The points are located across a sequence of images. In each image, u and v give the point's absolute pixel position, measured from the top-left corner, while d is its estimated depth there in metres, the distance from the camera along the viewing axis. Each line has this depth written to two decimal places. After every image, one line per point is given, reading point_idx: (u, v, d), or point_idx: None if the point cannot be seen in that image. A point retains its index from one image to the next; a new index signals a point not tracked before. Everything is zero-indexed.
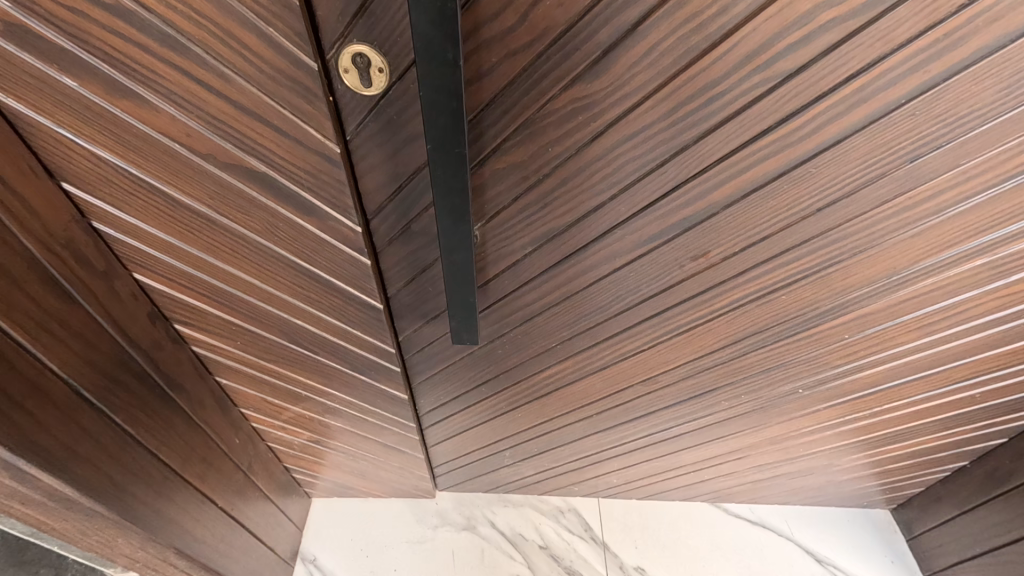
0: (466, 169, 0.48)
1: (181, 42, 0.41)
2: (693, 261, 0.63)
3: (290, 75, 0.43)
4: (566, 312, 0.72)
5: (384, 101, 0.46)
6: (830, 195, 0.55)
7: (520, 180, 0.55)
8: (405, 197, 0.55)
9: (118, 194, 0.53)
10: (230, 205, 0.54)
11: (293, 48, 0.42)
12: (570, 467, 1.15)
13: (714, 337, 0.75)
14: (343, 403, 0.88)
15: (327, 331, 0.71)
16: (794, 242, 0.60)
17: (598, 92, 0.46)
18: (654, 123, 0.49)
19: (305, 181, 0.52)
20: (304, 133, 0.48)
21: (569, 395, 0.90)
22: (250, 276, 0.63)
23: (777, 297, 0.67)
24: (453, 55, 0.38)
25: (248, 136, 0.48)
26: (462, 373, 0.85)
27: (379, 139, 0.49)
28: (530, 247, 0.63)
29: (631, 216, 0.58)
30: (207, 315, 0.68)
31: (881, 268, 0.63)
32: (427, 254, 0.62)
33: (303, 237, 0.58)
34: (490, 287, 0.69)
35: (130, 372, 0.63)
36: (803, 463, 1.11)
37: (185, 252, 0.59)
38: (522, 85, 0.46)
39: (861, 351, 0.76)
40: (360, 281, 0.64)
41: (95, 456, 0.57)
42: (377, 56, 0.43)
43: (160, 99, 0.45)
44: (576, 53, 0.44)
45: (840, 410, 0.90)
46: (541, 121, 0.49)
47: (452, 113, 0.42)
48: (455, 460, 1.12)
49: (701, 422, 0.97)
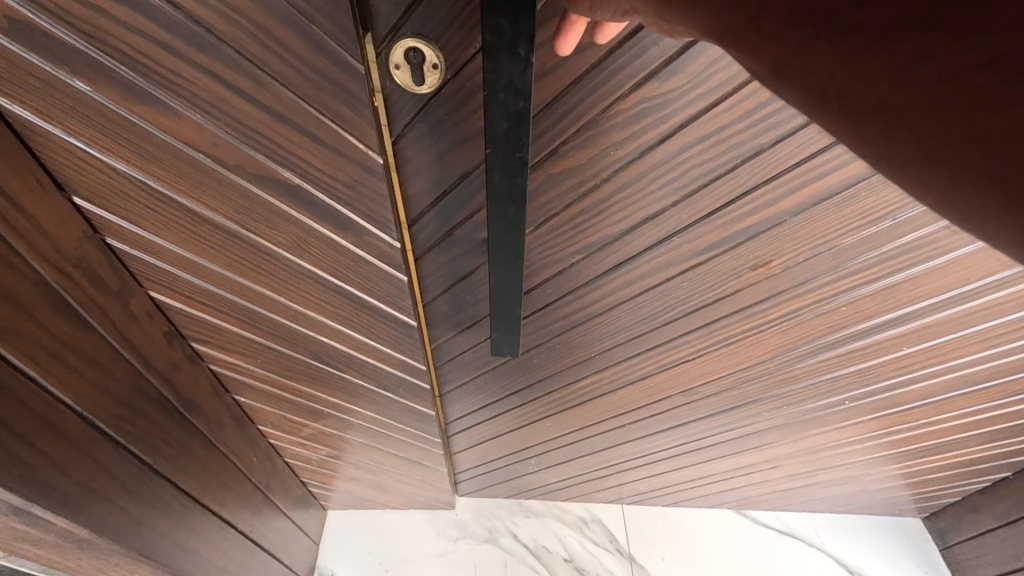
0: (523, 174, 0.43)
1: (211, 42, 0.36)
2: (752, 271, 0.59)
3: (331, 78, 0.39)
4: (608, 323, 0.68)
5: (435, 101, 0.42)
6: (910, 201, 0.51)
7: (575, 185, 0.51)
8: (450, 202, 0.51)
9: (134, 207, 0.48)
10: (258, 220, 0.50)
11: (338, 48, 0.37)
12: (597, 474, 1.12)
13: (763, 347, 0.71)
14: (366, 420, 0.83)
15: (355, 349, 0.67)
16: (861, 251, 0.57)
17: (672, 90, 0.42)
18: (729, 124, 0.45)
19: (343, 195, 0.47)
20: (345, 142, 0.43)
21: (604, 407, 0.86)
22: (274, 292, 0.58)
23: (835, 308, 0.64)
24: (525, 51, 0.34)
25: (281, 146, 0.43)
26: (493, 383, 0.81)
27: (427, 142, 0.45)
28: (578, 256, 0.58)
29: (691, 224, 0.54)
30: (227, 333, 0.64)
31: (953, 281, 0.61)
32: (467, 262, 0.58)
33: (336, 253, 0.53)
34: (532, 295, 0.65)
35: (146, 398, 0.58)
36: (835, 470, 1.08)
37: (206, 269, 0.55)
38: (586, 84, 0.42)
39: (917, 362, 0.76)
40: (394, 298, 0.59)
41: (113, 492, 0.53)
42: (432, 51, 0.39)
43: (184, 105, 0.40)
44: (652, 49, 0.40)
45: (882, 422, 0.91)
46: (604, 124, 0.45)
47: (517, 114, 0.38)
48: (478, 467, 1.09)
49: (736, 432, 0.93)
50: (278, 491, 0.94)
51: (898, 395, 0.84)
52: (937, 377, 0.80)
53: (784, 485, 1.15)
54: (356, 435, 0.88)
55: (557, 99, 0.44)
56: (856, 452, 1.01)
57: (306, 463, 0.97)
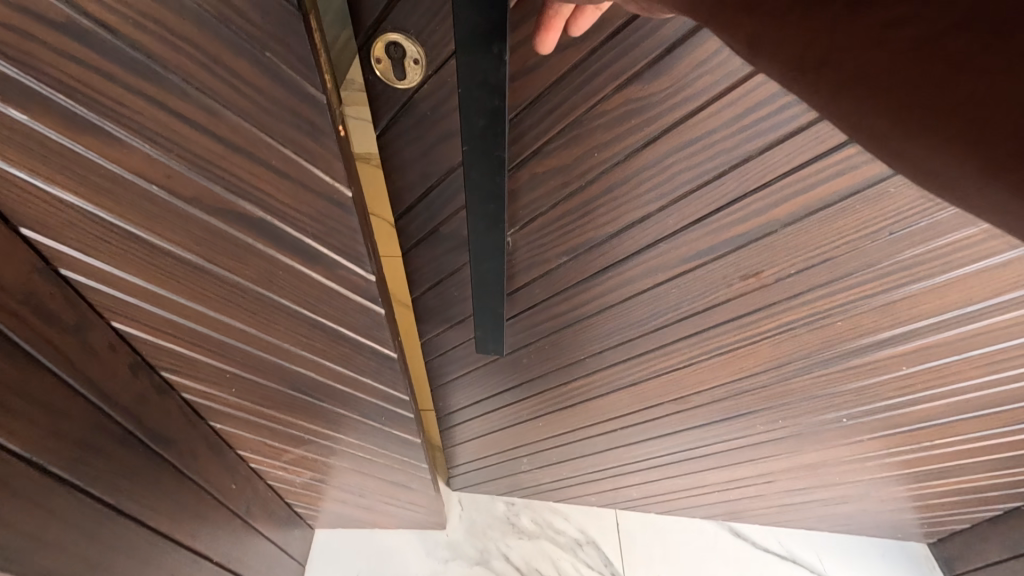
0: (502, 169, 0.50)
1: (157, 70, 0.33)
2: (742, 281, 0.62)
3: (292, 109, 0.35)
4: (597, 325, 0.73)
5: (417, 94, 0.50)
6: (905, 217, 0.53)
7: (561, 184, 0.57)
8: (433, 199, 0.62)
9: (89, 240, 0.45)
10: (222, 253, 0.46)
11: (298, 79, 0.34)
12: (588, 479, 1.13)
13: (758, 358, 0.73)
14: (351, 446, 0.80)
15: (334, 380, 0.64)
16: (854, 268, 0.59)
17: (655, 93, 0.47)
18: (714, 129, 0.49)
19: (311, 229, 0.44)
20: (310, 176, 0.40)
21: (593, 410, 0.91)
22: (245, 324, 0.54)
23: (832, 323, 0.66)
24: (498, 48, 0.39)
25: (241, 178, 0.40)
26: (492, 374, 0.89)
27: (409, 136, 0.54)
28: (565, 256, 0.65)
29: (680, 228, 0.58)
30: (197, 363, 0.60)
31: (950, 301, 0.61)
32: (451, 257, 0.69)
33: (308, 287, 0.49)
34: (518, 295, 0.72)
35: (108, 435, 0.55)
36: (835, 490, 1.06)
37: (171, 301, 0.52)
38: (570, 81, 0.48)
39: (917, 385, 0.75)
40: (372, 330, 0.55)
41: (66, 539, 0.49)
42: (412, 47, 0.46)
43: (133, 136, 0.37)
44: (634, 51, 0.45)
45: (886, 442, 0.88)
46: (590, 123, 0.51)
47: (493, 111, 0.44)
48: (473, 461, 1.16)
49: (731, 442, 0.93)
50: (260, 516, 0.90)
51: (900, 417, 0.82)
52: (938, 403, 0.79)
53: (780, 501, 1.13)
54: (340, 462, 0.85)
55: (539, 98, 0.50)
56: (857, 473, 0.98)
57: (290, 486, 0.94)
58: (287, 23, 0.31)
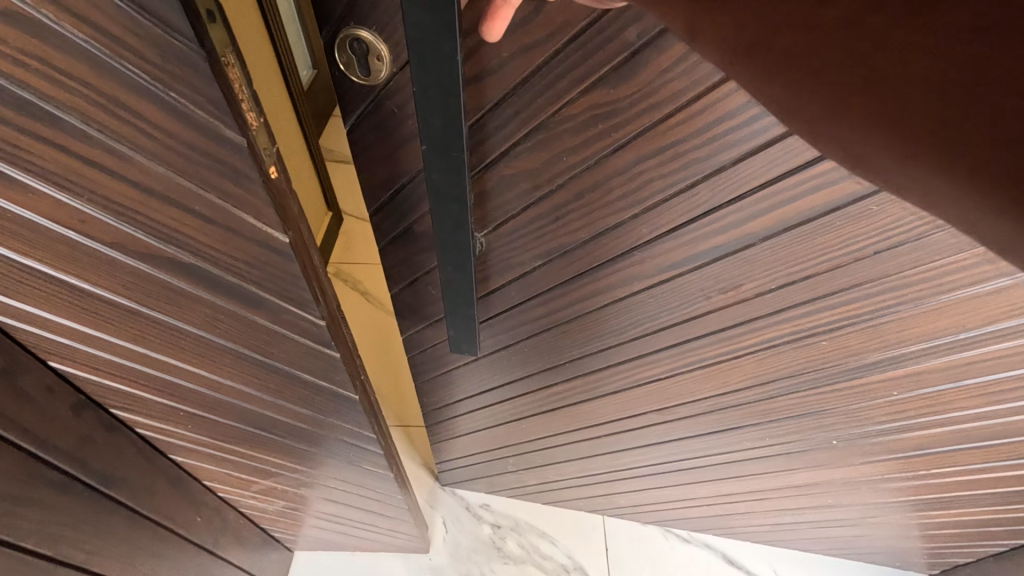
0: (464, 172, 0.54)
1: (45, 111, 0.28)
2: (720, 295, 0.65)
3: (209, 153, 0.32)
4: (575, 332, 0.78)
5: (384, 90, 0.57)
6: (886, 236, 0.54)
7: (532, 187, 0.61)
8: (402, 198, 0.69)
9: (5, 284, 0.40)
10: (155, 296, 0.42)
11: (209, 119, 0.30)
12: (572, 483, 1.19)
13: (742, 373, 0.76)
14: (321, 477, 0.77)
15: (293, 417, 0.60)
16: (841, 283, 0.60)
17: (623, 97, 0.50)
18: (684, 139, 0.51)
19: (249, 274, 0.40)
20: (239, 221, 0.36)
21: (575, 414, 0.95)
22: (191, 365, 0.51)
23: (817, 341, 0.68)
24: (450, 48, 0.43)
25: (163, 223, 0.36)
26: (476, 373, 0.95)
27: (377, 129, 0.61)
28: (539, 260, 0.70)
29: (655, 237, 0.61)
30: (146, 401, 0.57)
31: (945, 323, 0.61)
32: (424, 257, 0.76)
33: (253, 330, 0.46)
34: (494, 296, 0.78)
35: (42, 483, 0.51)
36: (828, 510, 1.07)
37: (110, 343, 0.48)
38: (531, 86, 0.52)
39: (911, 409, 0.75)
40: (327, 372, 0.52)
41: None
42: (373, 45, 0.52)
43: (33, 179, 0.32)
44: (596, 55, 0.48)
45: (885, 466, 0.88)
46: (557, 127, 0.55)
47: (450, 112, 0.48)
48: (461, 459, 1.22)
49: (721, 454, 0.94)
50: (231, 545, 0.87)
51: (897, 441, 0.82)
52: (935, 431, 0.79)
53: (771, 519, 1.16)
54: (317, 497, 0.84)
55: (504, 99, 0.54)
56: (855, 496, 0.99)
57: (263, 513, 0.90)
58: (189, 63, 0.27)
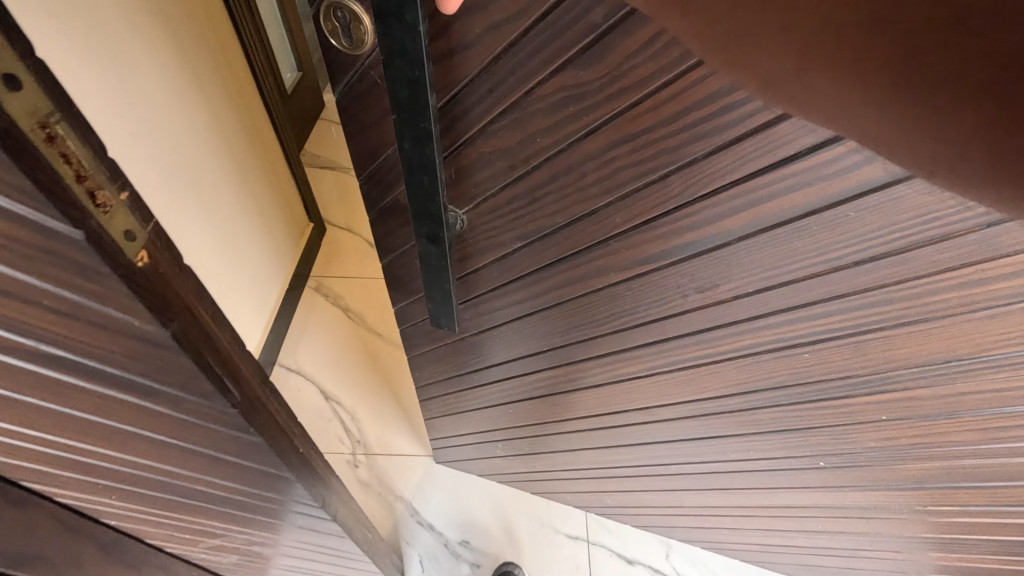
0: (431, 139, 0.91)
1: None
2: (685, 293, 1.07)
3: (44, 247, 0.37)
4: (561, 314, 1.29)
5: (368, 59, 0.92)
6: (831, 251, 0.87)
7: (512, 161, 1.01)
8: (384, 179, 1.18)
9: None
10: (58, 392, 0.50)
11: (35, 214, 0.35)
12: (537, 449, 1.87)
13: (719, 380, 1.23)
14: (264, 531, 0.85)
15: (221, 485, 0.70)
16: (816, 296, 0.95)
17: (590, 81, 0.82)
18: (645, 128, 0.84)
19: (136, 369, 0.49)
20: (101, 314, 0.43)
21: (568, 402, 1.57)
22: (112, 447, 0.58)
23: (802, 353, 1.07)
24: (411, 16, 0.75)
25: (33, 329, 0.43)
26: (486, 344, 1.53)
27: (364, 100, 1.01)
28: (520, 244, 1.17)
29: (625, 227, 1.01)
30: (73, 475, 0.63)
31: (890, 318, 0.93)
32: (407, 232, 1.30)
33: (158, 416, 0.55)
34: (485, 274, 1.30)
35: None
36: (795, 491, 1.47)
37: (30, 434, 0.54)
38: (497, 67, 0.87)
39: (876, 411, 1.11)
40: (251, 451, 0.64)
41: None
42: (361, 19, 0.84)
43: None
44: (561, 39, 0.79)
45: (887, 476, 1.25)
46: (532, 107, 0.90)
47: (415, 79, 0.82)
48: (472, 429, 1.97)
49: (696, 406, 1.33)
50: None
51: (881, 408, 1.10)
52: (969, 428, 1.06)
53: (730, 511, 1.73)
54: (278, 554, 1.00)
55: (476, 78, 0.90)
56: (889, 511, 1.35)
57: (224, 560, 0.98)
58: None
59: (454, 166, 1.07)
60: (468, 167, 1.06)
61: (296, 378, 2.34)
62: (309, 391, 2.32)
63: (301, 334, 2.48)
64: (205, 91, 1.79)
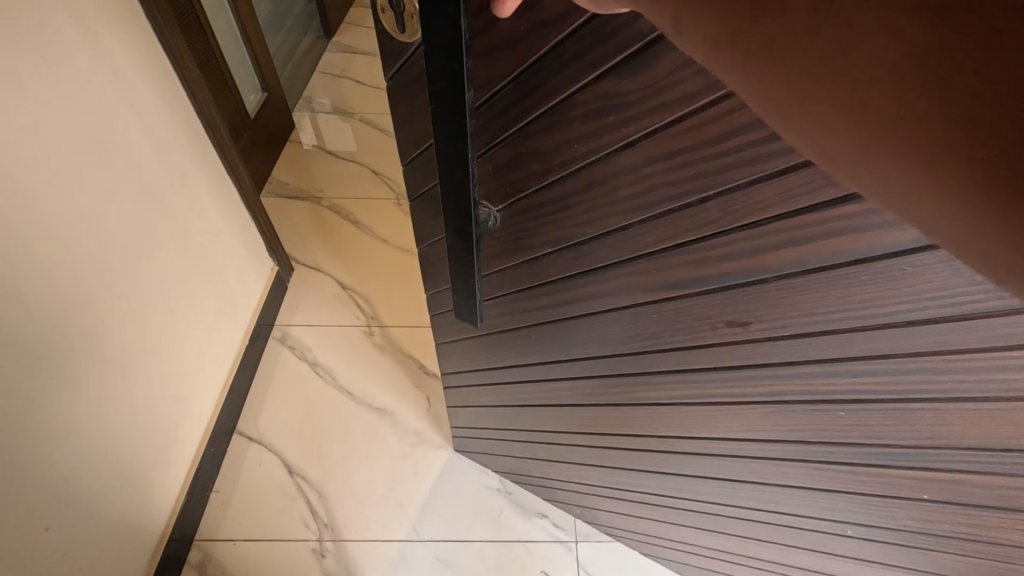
0: (466, 133, 0.87)
1: None
2: (714, 326, 0.97)
3: None
4: (581, 326, 1.22)
5: (418, 48, 0.89)
6: (884, 307, 0.75)
7: (547, 165, 0.94)
8: (423, 171, 1.14)
9: None
10: None
11: None
12: (548, 456, 1.83)
13: (744, 423, 1.12)
14: None
15: None
16: (862, 352, 0.83)
17: (630, 89, 0.73)
18: (688, 146, 0.74)
19: None
20: None
21: (584, 416, 1.50)
22: None
23: (839, 412, 0.95)
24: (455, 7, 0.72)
25: None
26: (506, 344, 1.49)
27: (410, 87, 0.98)
28: (548, 250, 1.10)
29: (657, 246, 0.91)
30: None
31: (948, 392, 0.80)
32: (437, 224, 1.25)
33: None
34: (511, 275, 1.24)
35: None
36: (815, 554, 1.35)
37: None
38: (538, 66, 0.81)
39: (919, 489, 0.98)
40: None
41: None
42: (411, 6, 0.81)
43: None
44: (607, 39, 0.71)
45: (922, 559, 1.12)
46: (571, 111, 0.83)
47: (455, 70, 0.79)
48: (488, 425, 1.95)
49: (720, 444, 1.23)
50: None
51: (921, 486, 0.97)
52: None
53: (740, 561, 1.64)
54: None
55: (518, 76, 0.84)
56: None
57: None
58: None
59: (492, 161, 1.02)
60: (503, 165, 1.01)
61: (256, 449, 2.27)
62: (271, 466, 2.24)
63: (264, 393, 2.41)
64: (144, 113, 1.64)
